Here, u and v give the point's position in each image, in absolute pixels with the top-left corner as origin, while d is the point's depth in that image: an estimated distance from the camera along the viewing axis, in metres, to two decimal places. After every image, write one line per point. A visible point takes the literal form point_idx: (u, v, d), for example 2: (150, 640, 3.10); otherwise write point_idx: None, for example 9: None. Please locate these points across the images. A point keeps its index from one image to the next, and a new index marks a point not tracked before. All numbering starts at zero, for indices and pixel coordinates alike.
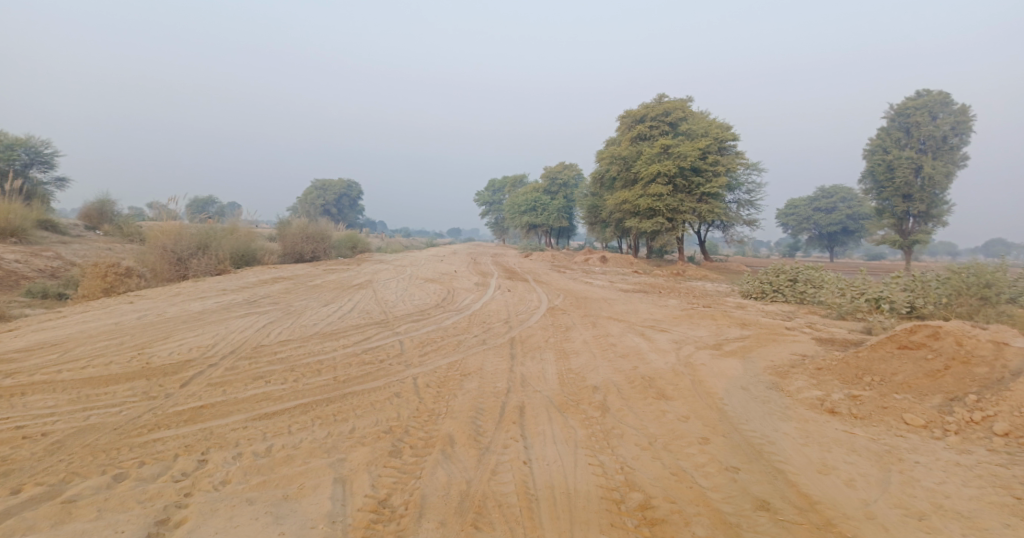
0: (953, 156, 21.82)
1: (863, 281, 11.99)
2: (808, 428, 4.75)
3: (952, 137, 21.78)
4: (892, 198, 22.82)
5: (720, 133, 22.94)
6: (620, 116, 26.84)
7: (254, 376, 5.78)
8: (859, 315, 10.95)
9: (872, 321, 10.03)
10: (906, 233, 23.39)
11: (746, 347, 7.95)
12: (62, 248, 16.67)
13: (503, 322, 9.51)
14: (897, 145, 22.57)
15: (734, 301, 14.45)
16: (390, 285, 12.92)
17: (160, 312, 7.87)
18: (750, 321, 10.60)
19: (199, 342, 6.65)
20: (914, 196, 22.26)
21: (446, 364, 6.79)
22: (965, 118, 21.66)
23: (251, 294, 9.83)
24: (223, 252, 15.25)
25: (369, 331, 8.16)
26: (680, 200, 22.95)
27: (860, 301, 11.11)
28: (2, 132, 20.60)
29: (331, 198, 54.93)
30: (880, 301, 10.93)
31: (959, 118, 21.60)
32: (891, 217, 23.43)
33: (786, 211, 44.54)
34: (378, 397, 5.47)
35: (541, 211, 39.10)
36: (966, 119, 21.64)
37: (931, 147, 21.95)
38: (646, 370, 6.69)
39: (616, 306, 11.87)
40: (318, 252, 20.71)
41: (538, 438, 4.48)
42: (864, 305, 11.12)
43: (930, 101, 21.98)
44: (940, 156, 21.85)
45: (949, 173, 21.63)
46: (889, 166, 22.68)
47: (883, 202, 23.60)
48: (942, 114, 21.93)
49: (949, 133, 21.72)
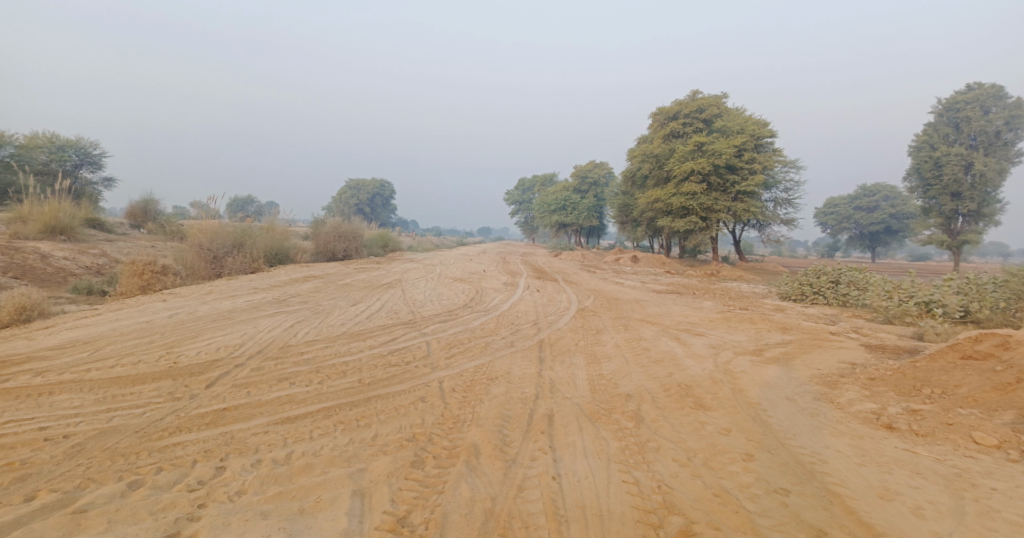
0: (1007, 152, 20.45)
1: (912, 284, 11.25)
2: (864, 446, 4.34)
3: (1006, 132, 20.41)
4: (940, 196, 21.58)
5: (757, 130, 22.13)
6: (652, 113, 26.22)
7: (279, 377, 5.71)
8: (907, 319, 10.27)
9: (924, 327, 9.37)
10: (955, 233, 22.08)
11: (789, 353, 7.48)
12: (106, 245, 17.25)
13: (532, 324, 9.26)
14: (944, 141, 21.36)
15: (772, 303, 13.82)
16: (419, 285, 12.82)
17: (190, 311, 7.93)
18: (791, 325, 10.06)
19: (226, 341, 6.63)
20: (963, 194, 20.99)
21: (473, 367, 6.59)
22: (1021, 111, 20.25)
23: (281, 293, 9.86)
24: (256, 251, 15.48)
25: (395, 332, 8.04)
26: (714, 198, 22.25)
27: (909, 305, 10.43)
28: (54, 133, 21.55)
29: (363, 197, 55.73)
30: (931, 305, 10.23)
31: (1014, 112, 20.24)
32: (938, 216, 22.16)
33: (825, 210, 42.84)
34: (403, 402, 5.31)
35: (571, 209, 38.70)
36: (1022, 113, 20.24)
37: (982, 143, 20.65)
38: (682, 378, 6.33)
39: (649, 308, 11.48)
40: (349, 251, 20.88)
41: (568, 451, 4.23)
42: (914, 309, 10.43)
43: (982, 94, 20.70)
44: (993, 152, 20.53)
45: (1003, 170, 20.29)
46: (937, 163, 21.44)
47: (930, 200, 22.36)
48: (995, 108, 20.61)
49: (1003, 127, 20.37)
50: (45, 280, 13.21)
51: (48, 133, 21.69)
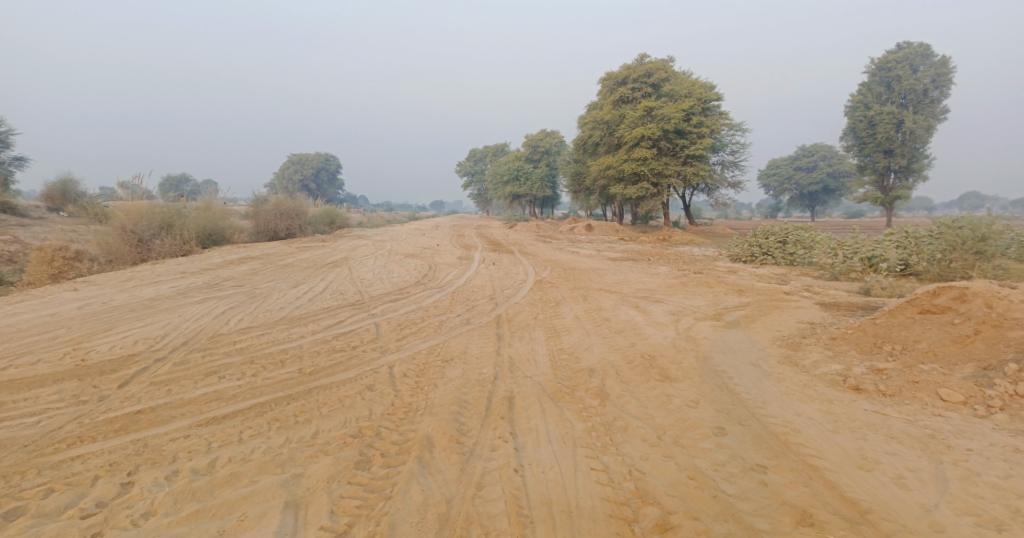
0: (934, 109, 21.32)
1: (855, 240, 11.49)
2: (833, 410, 4.22)
3: (932, 90, 21.25)
4: (874, 154, 22.37)
5: (704, 93, 22.14)
6: (602, 78, 25.80)
7: (207, 371, 5.05)
8: (852, 276, 10.53)
9: (869, 281, 9.57)
10: (887, 190, 23.06)
11: (748, 316, 7.42)
12: (17, 230, 15.53)
13: (489, 299, 8.85)
14: (877, 100, 22.03)
15: (724, 265, 13.94)
16: (367, 262, 12.12)
17: (105, 300, 7.04)
18: (745, 287, 10.10)
19: (145, 334, 5.86)
20: (895, 151, 21.84)
21: (426, 349, 6.14)
22: (946, 69, 21.07)
23: (213, 277, 8.99)
24: (188, 232, 14.25)
25: (341, 314, 7.45)
26: (665, 164, 22.27)
27: (853, 261, 10.66)
28: None
29: (308, 173, 53.11)
30: (874, 260, 10.48)
31: (939, 70, 21.04)
32: (873, 173, 23.04)
33: (768, 171, 44.04)
34: (349, 392, 4.82)
35: (524, 179, 38.16)
36: (947, 71, 21.07)
37: (912, 101, 21.40)
38: (645, 348, 6.10)
39: (606, 276, 11.29)
40: (292, 229, 19.70)
41: (530, 438, 3.91)
42: (858, 264, 10.67)
43: (911, 53, 21.38)
44: (921, 110, 21.33)
45: (930, 127, 21.18)
46: (871, 122, 22.11)
47: (865, 158, 23.16)
48: (923, 66, 21.34)
49: (930, 86, 21.18)
50: None
51: None
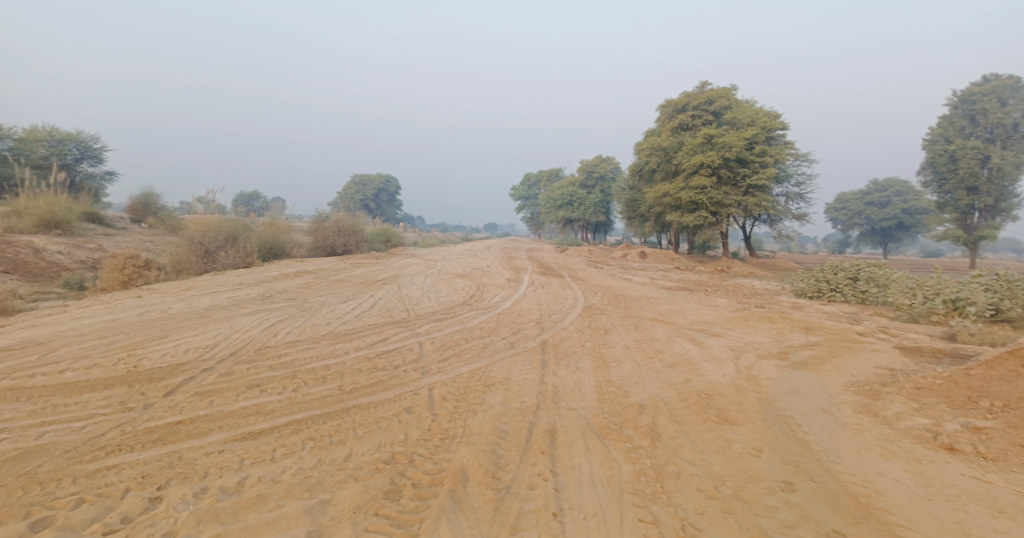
0: None
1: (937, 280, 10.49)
2: (923, 471, 3.67)
3: None
4: (956, 190, 20.64)
5: (769, 122, 21.32)
6: (661, 105, 25.42)
7: (250, 384, 5.08)
8: (934, 319, 9.57)
9: (956, 326, 8.64)
10: (971, 229, 21.12)
11: (817, 356, 6.79)
12: (102, 239, 16.76)
13: (535, 323, 8.60)
14: (960, 134, 20.53)
15: (788, 300, 13.08)
16: (416, 281, 12.18)
17: (164, 308, 7.33)
18: (812, 324, 9.35)
19: (196, 343, 6.01)
20: (980, 188, 20.04)
21: (468, 372, 5.96)
22: None
23: (267, 289, 9.25)
24: (251, 245, 14.89)
25: (386, 332, 7.41)
26: (724, 193, 21.46)
27: (936, 303, 9.70)
28: (53, 126, 21.07)
29: (369, 193, 55.16)
30: (959, 303, 9.45)
31: None
32: (954, 210, 21.20)
33: (836, 205, 41.73)
34: (387, 413, 4.68)
35: (577, 205, 37.92)
36: None
37: (1000, 135, 19.77)
38: (701, 385, 5.65)
39: (660, 306, 10.79)
40: (348, 246, 20.27)
41: (572, 478, 3.63)
42: (941, 307, 9.70)
43: (999, 86, 19.91)
44: (1011, 145, 19.65)
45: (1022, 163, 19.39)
46: (952, 157, 20.49)
47: (945, 195, 21.42)
48: (1013, 100, 19.79)
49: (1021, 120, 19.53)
50: (37, 274, 12.71)
51: (47, 126, 21.23)
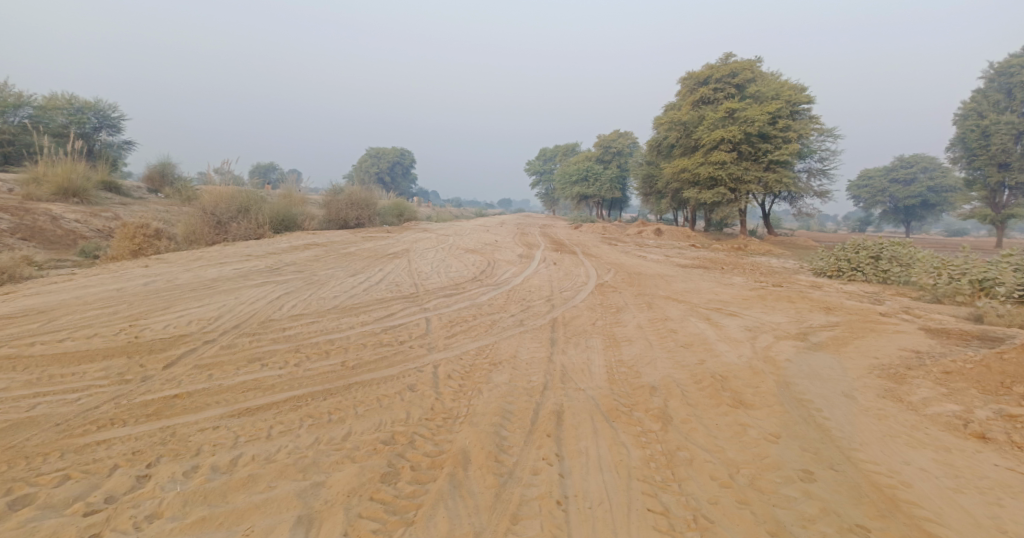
0: None
1: (965, 259, 10.06)
2: (952, 460, 3.44)
3: None
4: (986, 167, 19.74)
5: (794, 95, 20.49)
6: (682, 78, 24.61)
7: (251, 358, 4.97)
8: (959, 299, 9.20)
9: (983, 306, 8.27)
10: (1000, 207, 20.31)
11: (838, 338, 6.50)
12: (118, 208, 16.84)
13: (546, 300, 8.39)
14: (994, 108, 19.61)
15: (807, 279, 12.68)
16: (427, 255, 12.01)
17: (170, 278, 7.25)
18: (833, 304, 9.01)
19: (200, 314, 5.92)
20: (1011, 165, 19.09)
21: (475, 350, 5.80)
22: None
23: (275, 261, 9.15)
24: (263, 217, 14.81)
25: (394, 306, 7.27)
26: (744, 168, 20.82)
27: (962, 282, 9.31)
28: (72, 94, 21.02)
29: (383, 166, 54.92)
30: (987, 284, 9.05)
31: None
32: (982, 188, 20.40)
33: (859, 182, 40.45)
34: (389, 391, 4.55)
35: (593, 180, 37.32)
36: None
37: None
38: (715, 367, 5.42)
39: (675, 284, 10.52)
40: (361, 219, 20.16)
41: (578, 463, 3.46)
42: (967, 287, 9.31)
43: None
44: None
45: None
46: (984, 132, 19.58)
47: (974, 172, 20.59)
48: None
49: None
50: (54, 243, 12.80)
51: (65, 94, 21.22)
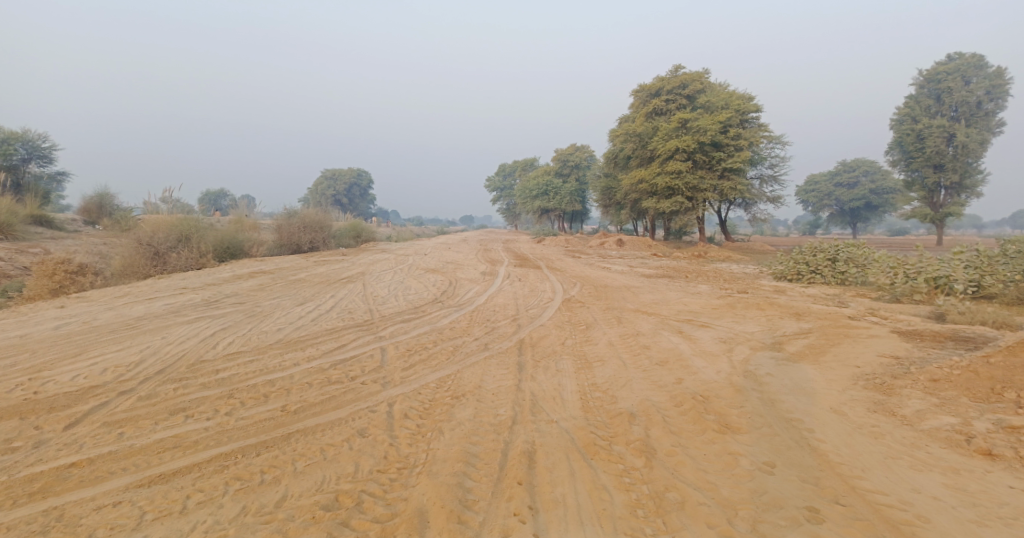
0: (989, 122, 19.59)
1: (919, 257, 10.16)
2: (964, 484, 3.15)
3: (987, 102, 19.59)
4: (922, 168, 20.63)
5: (742, 104, 20.98)
6: (634, 90, 24.91)
7: (173, 409, 4.27)
8: (917, 298, 9.24)
9: (943, 305, 8.30)
10: (938, 206, 21.16)
11: (814, 346, 6.27)
12: (48, 243, 15.50)
13: (511, 320, 7.92)
14: (926, 113, 20.47)
15: (769, 284, 12.66)
16: (384, 278, 11.37)
17: (87, 319, 6.43)
18: (800, 309, 8.89)
19: (118, 360, 5.16)
20: (946, 166, 20.05)
21: (435, 382, 5.25)
22: (1002, 80, 19.41)
23: (214, 293, 8.36)
24: (206, 245, 13.84)
25: (345, 337, 6.64)
26: (700, 177, 21.05)
27: (919, 281, 9.36)
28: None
29: (340, 188, 53.66)
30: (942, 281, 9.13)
31: (994, 82, 19.41)
32: (921, 189, 21.24)
33: (807, 187, 41.91)
34: (336, 439, 3.96)
35: (553, 194, 37.34)
36: (1003, 82, 19.41)
37: (964, 114, 19.78)
38: (695, 386, 5.06)
39: (643, 295, 10.24)
40: (315, 242, 19.26)
41: (555, 518, 3.05)
42: (924, 285, 9.37)
43: (963, 64, 19.90)
44: (974, 123, 19.66)
45: (985, 141, 19.41)
46: (919, 135, 20.44)
47: (912, 173, 21.42)
48: (976, 78, 19.78)
49: (983, 98, 19.53)
50: None
51: None
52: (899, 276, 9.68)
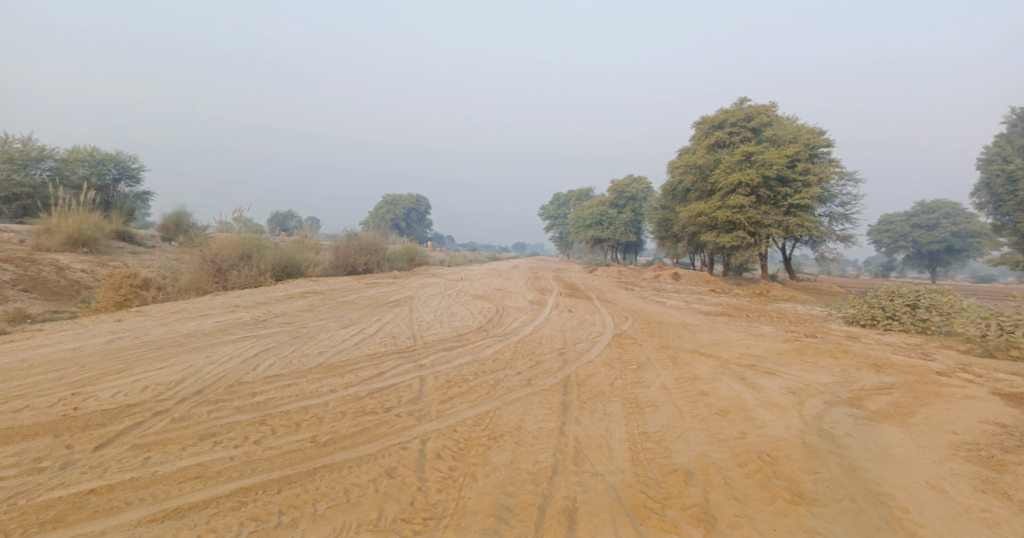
0: None
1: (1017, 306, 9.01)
2: None
3: None
4: (1014, 212, 18.53)
5: (812, 139, 19.98)
6: (696, 122, 24.33)
7: (202, 434, 4.28)
8: (1015, 353, 8.20)
9: None
10: None
11: (901, 405, 5.47)
12: (127, 257, 16.56)
13: (557, 354, 7.52)
14: (1019, 153, 18.80)
15: (840, 330, 11.59)
16: (431, 303, 11.27)
17: (139, 335, 6.69)
18: (880, 360, 7.97)
19: (159, 379, 5.28)
20: None
21: (473, 418, 4.95)
22: None
23: (264, 312, 8.50)
24: (265, 263, 14.31)
25: (386, 363, 6.47)
26: (764, 212, 20.02)
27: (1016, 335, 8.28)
28: (94, 147, 21.29)
29: (399, 213, 55.25)
30: None
31: None
32: (1012, 233, 19.16)
33: (880, 227, 39.25)
34: (362, 478, 3.73)
35: (607, 225, 36.78)
36: None
37: None
38: (761, 443, 4.47)
39: (700, 335, 9.57)
40: (369, 265, 19.61)
41: None
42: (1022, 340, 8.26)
43: None
44: None
45: None
46: (1011, 177, 18.48)
47: (1003, 217, 19.44)
48: None
49: None
50: (55, 293, 12.39)
51: (88, 147, 21.49)
52: (993, 326, 8.67)
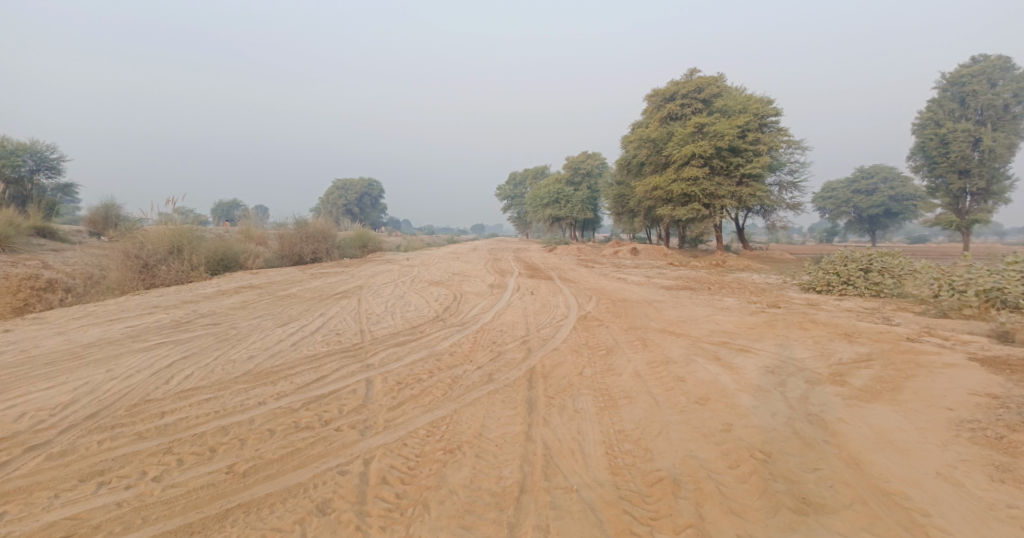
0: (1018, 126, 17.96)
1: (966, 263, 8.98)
2: None
3: (1015, 105, 17.96)
4: (947, 174, 19.16)
5: (760, 108, 19.94)
6: (648, 96, 23.99)
7: (88, 473, 3.45)
8: (968, 312, 8.12)
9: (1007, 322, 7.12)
10: (963, 213, 19.59)
11: (884, 379, 5.14)
12: (43, 255, 14.84)
13: (520, 343, 6.90)
14: (950, 117, 19.03)
15: (799, 298, 11.47)
16: (382, 293, 10.40)
17: (26, 348, 5.65)
18: (847, 328, 7.74)
19: (44, 401, 4.38)
20: (972, 171, 18.54)
21: (427, 427, 4.28)
22: None
23: (188, 312, 7.50)
24: (199, 257, 13.00)
25: (328, 366, 5.68)
26: (717, 183, 19.91)
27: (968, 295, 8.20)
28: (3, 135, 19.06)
29: (351, 198, 52.94)
30: (993, 295, 7.97)
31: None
32: (945, 195, 19.65)
33: (823, 194, 40.37)
34: (285, 520, 3.10)
35: (564, 202, 36.38)
36: None
37: (990, 117, 18.24)
38: (750, 435, 4.01)
39: (666, 312, 9.18)
40: (318, 253, 18.33)
41: None
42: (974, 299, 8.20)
43: (988, 66, 18.37)
44: (1002, 127, 18.07)
45: (1016, 145, 17.75)
46: (943, 140, 19.00)
47: (936, 179, 19.85)
48: (1003, 80, 18.26)
49: (1011, 101, 17.90)
50: None
51: None
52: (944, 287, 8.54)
